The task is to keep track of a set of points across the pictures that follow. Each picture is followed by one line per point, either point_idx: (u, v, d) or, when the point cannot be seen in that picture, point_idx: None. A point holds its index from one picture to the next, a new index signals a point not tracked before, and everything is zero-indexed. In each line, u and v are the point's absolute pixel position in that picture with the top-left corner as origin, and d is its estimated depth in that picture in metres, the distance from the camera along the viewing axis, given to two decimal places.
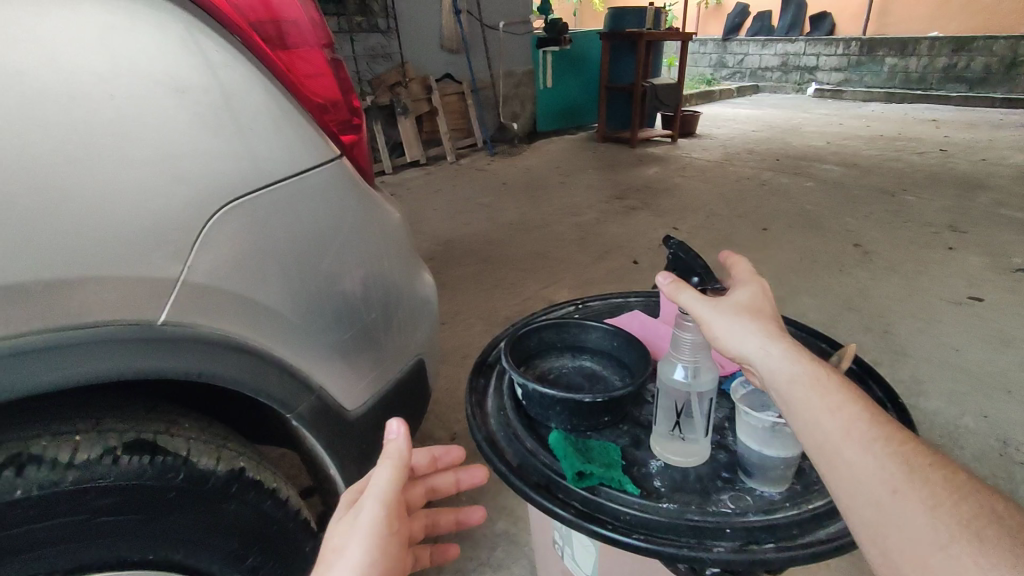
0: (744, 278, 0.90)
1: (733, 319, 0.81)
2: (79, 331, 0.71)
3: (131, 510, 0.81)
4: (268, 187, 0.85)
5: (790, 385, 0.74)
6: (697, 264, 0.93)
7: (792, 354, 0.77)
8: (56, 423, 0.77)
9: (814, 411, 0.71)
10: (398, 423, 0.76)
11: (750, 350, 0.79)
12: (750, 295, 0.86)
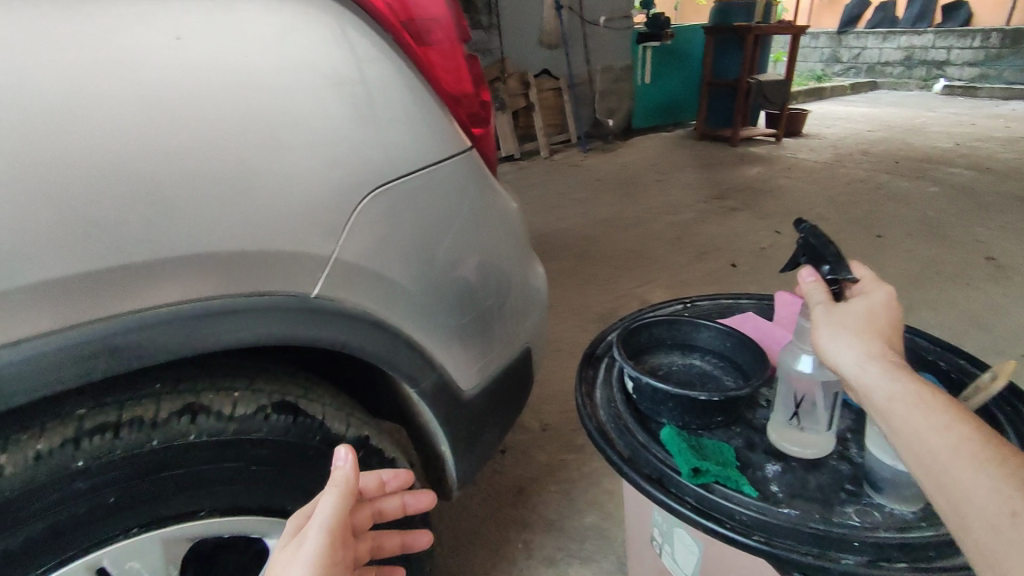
0: (875, 288, 0.82)
1: (834, 333, 0.77)
2: (254, 297, 0.76)
3: (279, 464, 0.90)
4: (409, 175, 0.91)
5: (884, 399, 0.69)
6: (831, 253, 0.86)
7: (892, 371, 0.71)
8: (219, 380, 0.86)
9: (908, 422, 0.67)
10: (345, 450, 0.75)
11: (848, 362, 0.74)
12: (870, 305, 0.79)
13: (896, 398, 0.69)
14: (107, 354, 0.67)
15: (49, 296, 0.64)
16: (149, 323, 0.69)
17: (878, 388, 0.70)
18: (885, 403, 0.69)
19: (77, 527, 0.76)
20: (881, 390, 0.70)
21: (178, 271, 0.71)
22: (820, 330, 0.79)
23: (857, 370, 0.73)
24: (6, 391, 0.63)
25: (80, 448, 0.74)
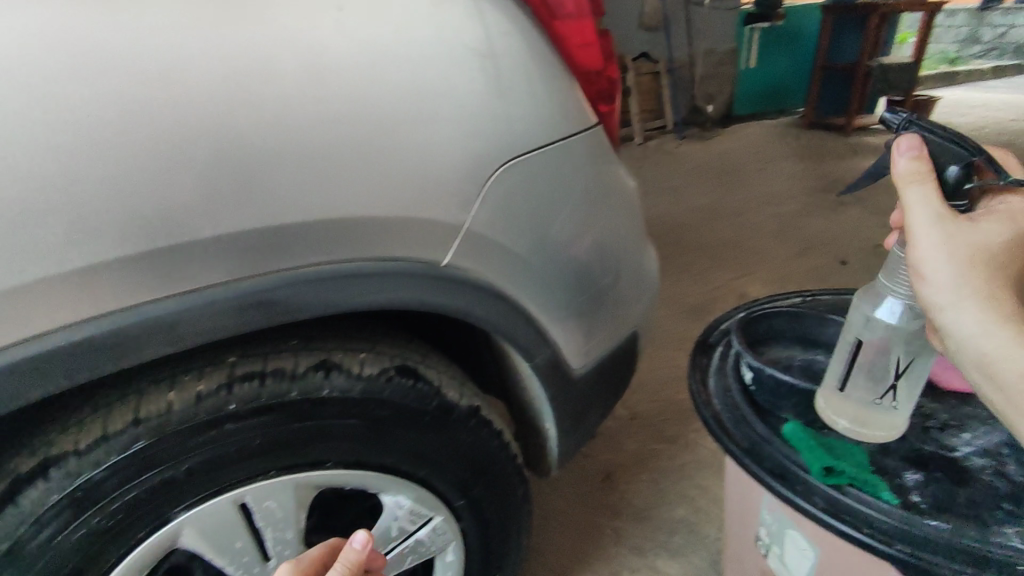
0: (997, 218, 0.73)
1: (953, 290, 0.73)
2: (392, 262, 0.79)
3: (401, 425, 0.93)
4: (536, 151, 0.91)
5: (969, 321, 0.72)
6: (969, 146, 0.75)
7: (1023, 335, 0.70)
8: (348, 341, 0.91)
9: (982, 341, 0.72)
10: (364, 536, 0.77)
11: (946, 291, 0.73)
12: (997, 238, 0.72)
13: (974, 318, 0.72)
14: (263, 305, 0.72)
15: (220, 249, 0.69)
16: (299, 279, 0.73)
17: (966, 316, 0.73)
18: (966, 327, 0.73)
19: (224, 467, 0.82)
20: (972, 317, 0.72)
21: (327, 233, 0.74)
22: (915, 261, 0.76)
23: (958, 300, 0.73)
24: (180, 335, 0.69)
25: (231, 391, 0.80)
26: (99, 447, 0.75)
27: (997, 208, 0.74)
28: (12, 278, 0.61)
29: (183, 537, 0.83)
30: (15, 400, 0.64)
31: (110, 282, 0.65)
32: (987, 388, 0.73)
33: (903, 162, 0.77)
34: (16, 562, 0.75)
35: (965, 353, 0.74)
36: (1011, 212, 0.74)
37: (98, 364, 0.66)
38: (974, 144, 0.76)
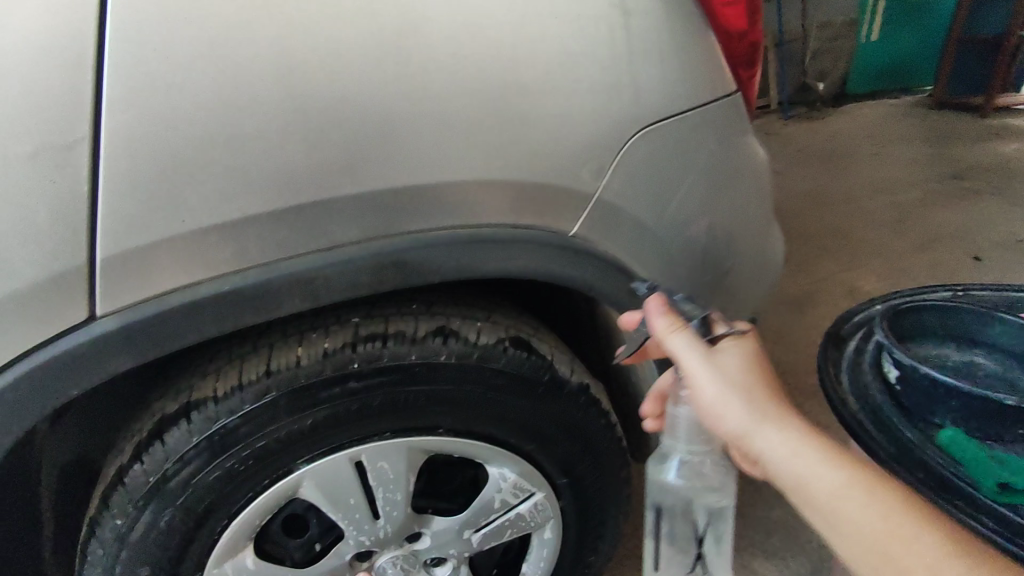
0: (732, 347, 0.73)
1: (720, 387, 0.69)
2: (520, 229, 0.77)
3: (512, 397, 0.92)
4: (672, 117, 0.86)
5: (771, 438, 0.67)
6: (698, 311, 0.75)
7: (830, 458, 0.64)
8: (464, 309, 0.91)
9: (771, 446, 0.66)
10: None
11: (754, 421, 0.68)
12: (738, 359, 0.72)
13: (779, 434, 0.66)
14: (395, 266, 0.72)
15: (358, 208, 0.69)
16: (431, 243, 0.72)
17: (774, 433, 0.67)
18: (772, 448, 0.66)
19: (345, 424, 0.83)
20: (765, 426, 0.67)
21: (459, 197, 0.73)
22: (709, 400, 0.70)
23: (744, 422, 0.68)
24: (316, 291, 0.69)
25: (356, 350, 0.82)
26: (236, 394, 0.79)
27: (736, 351, 0.72)
28: (173, 225, 0.64)
29: (304, 488, 0.86)
30: (170, 343, 0.67)
31: (258, 236, 0.66)
32: (810, 514, 0.64)
33: (658, 320, 0.75)
34: (160, 497, 0.79)
35: (782, 479, 0.67)
36: (747, 345, 0.74)
37: (243, 314, 0.68)
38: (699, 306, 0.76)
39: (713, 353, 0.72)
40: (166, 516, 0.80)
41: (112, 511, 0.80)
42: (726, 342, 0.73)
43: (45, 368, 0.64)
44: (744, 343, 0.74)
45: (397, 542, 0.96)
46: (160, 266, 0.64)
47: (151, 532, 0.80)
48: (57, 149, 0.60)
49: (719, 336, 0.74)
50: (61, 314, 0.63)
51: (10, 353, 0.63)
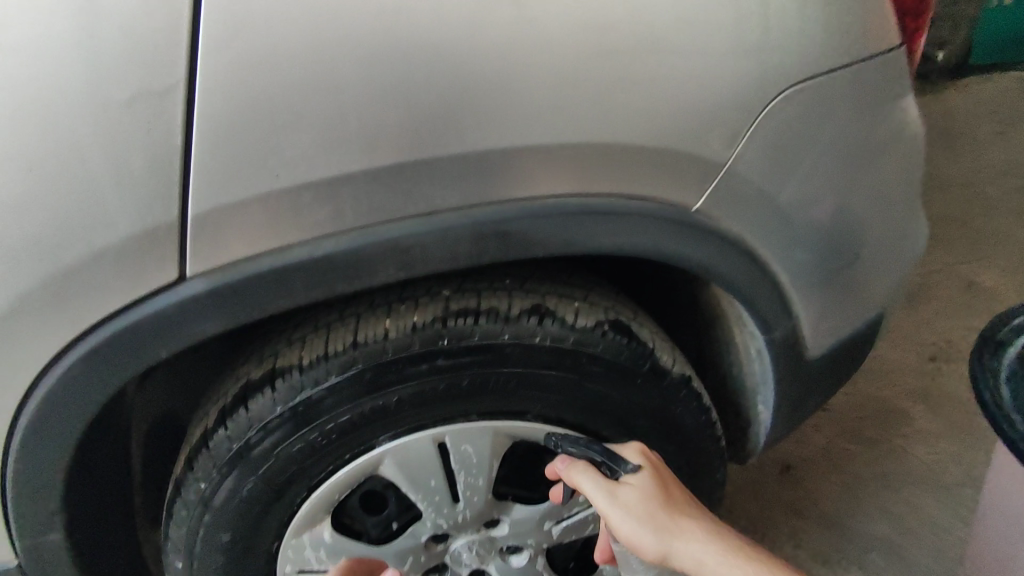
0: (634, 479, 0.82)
1: (631, 526, 0.83)
2: (637, 201, 0.67)
3: (609, 386, 0.84)
4: (822, 75, 0.72)
5: (681, 545, 0.83)
6: (599, 451, 0.83)
7: (706, 549, 0.82)
8: (560, 287, 0.84)
9: (690, 547, 0.82)
10: None
11: (663, 539, 0.83)
12: (636, 498, 0.82)
13: (689, 539, 0.83)
14: (497, 237, 0.64)
15: (462, 171, 0.62)
16: (538, 212, 0.65)
17: (689, 539, 0.82)
18: (684, 551, 0.83)
19: (430, 404, 0.78)
20: (678, 539, 0.82)
21: (573, 162, 0.64)
22: (626, 535, 0.84)
23: (667, 541, 0.83)
24: (411, 260, 0.63)
25: (446, 326, 0.76)
26: (321, 366, 0.75)
27: (643, 476, 0.83)
28: (267, 184, 0.59)
29: (384, 466, 0.82)
30: (258, 310, 0.63)
31: (354, 198, 0.61)
32: None
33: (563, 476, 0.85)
34: (243, 465, 0.77)
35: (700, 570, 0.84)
36: (649, 470, 0.83)
37: (333, 282, 0.63)
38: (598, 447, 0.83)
39: (624, 491, 0.82)
40: (248, 484, 0.78)
41: (196, 476, 0.79)
42: (628, 474, 0.82)
43: (136, 328, 0.61)
44: (645, 466, 0.84)
45: (475, 528, 0.91)
46: (253, 227, 0.60)
47: (233, 499, 0.79)
48: (151, 96, 0.56)
49: (623, 472, 0.82)
50: (151, 274, 0.60)
51: (101, 311, 0.61)
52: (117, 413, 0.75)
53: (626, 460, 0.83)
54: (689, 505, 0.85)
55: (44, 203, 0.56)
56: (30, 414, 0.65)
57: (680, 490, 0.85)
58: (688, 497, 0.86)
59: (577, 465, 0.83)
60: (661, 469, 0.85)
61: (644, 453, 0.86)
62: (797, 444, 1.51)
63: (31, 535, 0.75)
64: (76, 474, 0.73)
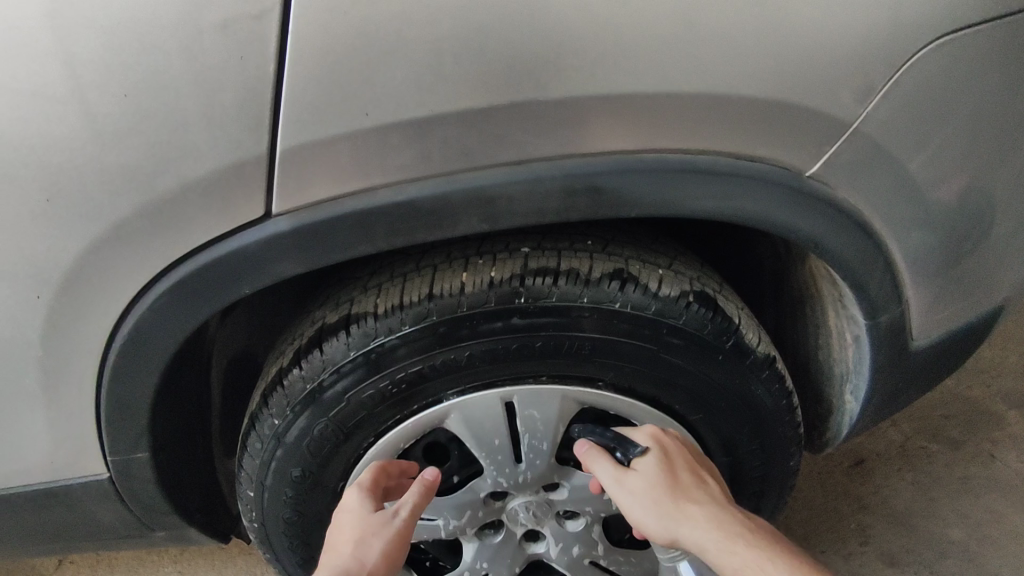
0: (642, 467, 0.79)
1: (636, 511, 0.80)
2: (745, 161, 0.61)
3: (687, 361, 0.79)
4: (988, 22, 0.61)
5: (686, 531, 0.78)
6: (609, 436, 0.81)
7: (716, 538, 0.76)
8: (644, 253, 0.79)
9: (692, 532, 0.78)
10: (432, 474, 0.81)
11: (667, 524, 0.79)
12: (644, 482, 0.79)
13: (693, 526, 0.78)
14: (589, 193, 0.60)
15: (558, 117, 0.57)
16: (635, 168, 0.60)
17: (691, 524, 0.78)
18: (689, 537, 0.78)
19: (501, 362, 0.77)
20: (682, 525, 0.78)
21: (679, 114, 0.59)
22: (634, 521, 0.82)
23: (672, 526, 0.79)
24: (495, 211, 0.60)
25: (523, 285, 0.73)
26: (395, 314, 0.74)
27: (650, 460, 0.79)
28: (356, 121, 0.56)
29: (450, 420, 0.81)
30: (339, 253, 0.62)
31: (443, 141, 0.58)
32: None
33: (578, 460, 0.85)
34: (315, 406, 0.78)
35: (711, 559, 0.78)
36: (659, 454, 0.80)
37: (415, 230, 0.61)
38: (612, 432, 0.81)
39: (630, 476, 0.80)
40: (319, 424, 0.79)
41: (270, 412, 0.81)
42: (638, 458, 0.80)
43: (221, 261, 0.62)
44: (655, 450, 0.81)
45: (535, 490, 0.90)
46: (339, 166, 0.58)
47: (304, 438, 0.80)
48: (245, 22, 0.54)
49: (632, 457, 0.80)
50: (239, 208, 0.60)
51: (190, 243, 0.61)
52: (200, 344, 0.77)
53: (636, 445, 0.81)
54: (700, 490, 0.80)
55: (141, 130, 0.57)
56: (122, 337, 0.68)
57: (693, 474, 0.80)
58: (703, 483, 0.81)
59: (590, 452, 0.82)
60: (674, 454, 0.81)
61: (656, 437, 0.82)
62: (874, 438, 1.42)
63: (122, 452, 0.79)
64: (162, 399, 0.76)
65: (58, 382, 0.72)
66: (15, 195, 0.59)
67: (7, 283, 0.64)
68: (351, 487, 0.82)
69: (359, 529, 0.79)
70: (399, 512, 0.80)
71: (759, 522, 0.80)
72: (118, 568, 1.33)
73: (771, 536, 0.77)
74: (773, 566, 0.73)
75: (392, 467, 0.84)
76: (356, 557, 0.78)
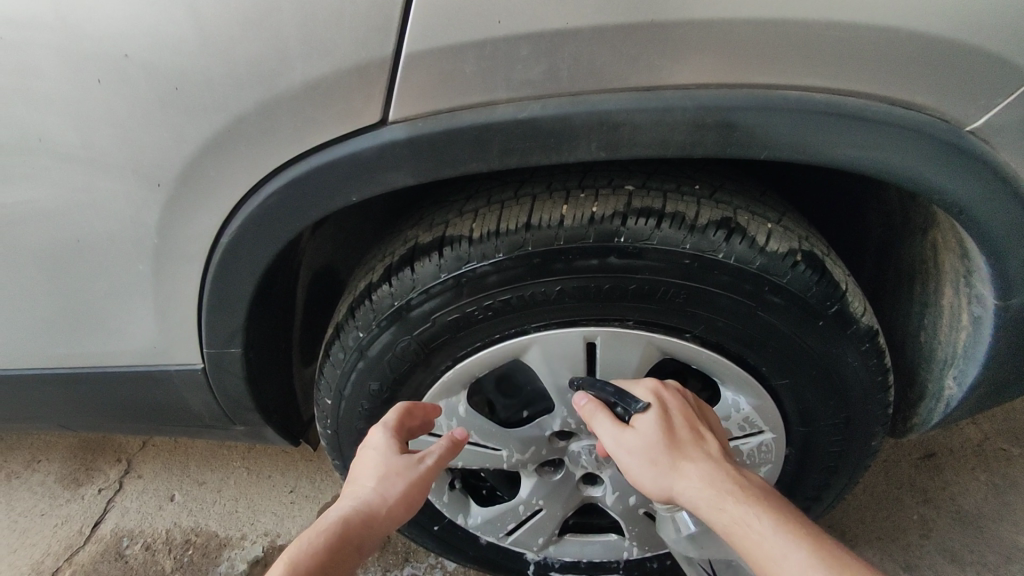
0: (639, 420, 0.73)
1: (628, 467, 0.73)
2: (897, 108, 0.56)
3: (784, 323, 0.76)
4: None
5: (681, 489, 0.70)
6: (610, 391, 0.76)
7: (710, 496, 0.68)
8: (753, 205, 0.75)
9: (686, 491, 0.69)
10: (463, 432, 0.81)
11: (663, 481, 0.71)
12: (639, 436, 0.72)
13: (688, 483, 0.69)
14: (720, 128, 0.57)
15: (701, 42, 0.53)
16: (774, 105, 0.55)
17: (686, 482, 0.69)
18: (684, 497, 0.70)
19: (590, 301, 0.75)
20: (677, 483, 0.70)
21: (836, 48, 0.53)
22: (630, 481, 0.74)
23: (665, 485, 0.71)
24: (617, 139, 0.58)
25: (625, 224, 0.70)
26: (491, 241, 0.73)
27: (650, 416, 0.73)
28: (488, 29, 0.54)
29: (529, 353, 0.81)
30: (451, 168, 0.61)
31: (575, 59, 0.55)
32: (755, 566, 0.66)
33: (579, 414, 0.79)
34: (400, 323, 0.79)
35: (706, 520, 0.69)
36: (659, 410, 0.74)
37: (531, 150, 0.59)
38: (614, 387, 0.76)
39: (626, 430, 0.73)
40: (402, 341, 0.80)
41: (356, 324, 0.82)
42: (638, 414, 0.74)
43: (332, 165, 0.62)
44: (655, 406, 0.74)
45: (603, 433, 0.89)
46: (463, 77, 0.56)
47: (386, 353, 0.82)
48: None
49: (632, 411, 0.73)
50: (359, 113, 0.59)
51: (308, 144, 0.62)
52: (296, 250, 0.79)
53: (638, 400, 0.74)
54: (699, 447, 0.72)
55: (271, 23, 0.56)
56: (231, 233, 0.70)
57: (692, 432, 0.73)
58: (704, 441, 0.73)
59: (589, 406, 0.76)
60: (674, 412, 0.74)
61: (657, 391, 0.76)
62: (950, 433, 1.34)
63: (217, 345, 0.83)
64: (259, 300, 0.79)
65: (169, 270, 0.75)
66: (146, 83, 0.61)
67: (131, 168, 0.66)
68: (377, 429, 0.80)
69: (383, 465, 0.76)
70: (425, 459, 0.78)
71: (761, 482, 0.70)
72: (194, 457, 1.44)
73: (769, 497, 0.67)
74: (761, 523, 0.64)
75: (417, 410, 0.82)
76: (378, 491, 0.74)
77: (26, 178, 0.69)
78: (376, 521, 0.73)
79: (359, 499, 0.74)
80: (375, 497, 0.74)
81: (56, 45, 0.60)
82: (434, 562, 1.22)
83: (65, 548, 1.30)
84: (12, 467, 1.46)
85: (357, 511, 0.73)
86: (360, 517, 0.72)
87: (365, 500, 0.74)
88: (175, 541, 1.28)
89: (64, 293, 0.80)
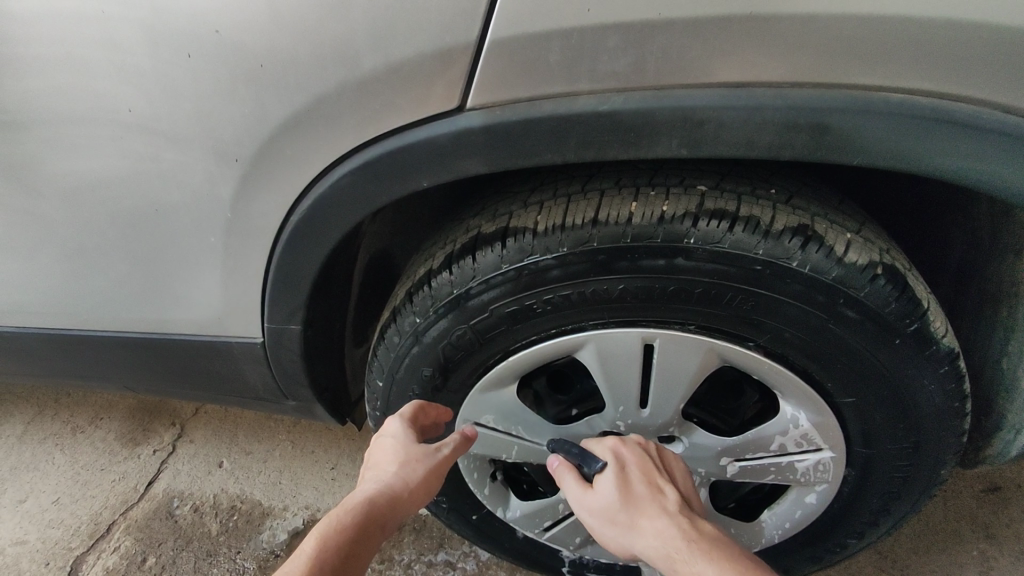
0: (598, 480, 0.76)
1: (594, 526, 0.76)
2: (1014, 117, 0.52)
3: (858, 338, 0.72)
4: None
5: (642, 547, 0.72)
6: (573, 451, 0.80)
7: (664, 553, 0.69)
8: (833, 214, 0.72)
9: (644, 549, 0.71)
10: (469, 428, 0.83)
11: (625, 541, 0.73)
12: (597, 498, 0.75)
13: (646, 542, 0.71)
14: (811, 131, 0.54)
15: (797, 39, 0.51)
16: (873, 108, 0.52)
17: (643, 540, 0.71)
18: (645, 555, 0.72)
19: (652, 302, 0.73)
20: (636, 541, 0.72)
21: (947, 50, 0.50)
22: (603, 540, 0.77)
23: (627, 543, 0.73)
24: (700, 136, 0.56)
25: (696, 225, 0.68)
26: (555, 235, 0.72)
27: (607, 476, 0.75)
28: (576, 17, 0.53)
29: (583, 351, 0.80)
30: (524, 158, 0.60)
31: (662, 52, 0.53)
32: None
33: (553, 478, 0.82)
34: (457, 311, 0.79)
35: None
36: (615, 468, 0.76)
37: (608, 144, 0.58)
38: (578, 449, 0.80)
39: (587, 492, 0.77)
40: (458, 330, 0.80)
41: (413, 309, 0.82)
42: (597, 475, 0.77)
43: (405, 151, 0.62)
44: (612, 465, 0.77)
45: (649, 438, 0.86)
46: (546, 66, 0.56)
47: (441, 340, 0.82)
48: None
49: (591, 473, 0.77)
50: (437, 98, 0.59)
51: (383, 127, 0.62)
52: (360, 233, 0.80)
53: (596, 461, 0.78)
54: (655, 502, 0.73)
55: (358, 4, 0.57)
56: (301, 211, 0.71)
57: (649, 486, 0.75)
58: (663, 495, 0.74)
59: (557, 468, 0.80)
60: (632, 469, 0.76)
61: (616, 450, 0.78)
62: (1018, 468, 1.27)
63: (278, 321, 0.85)
64: (322, 279, 0.80)
65: (239, 244, 0.77)
66: (233, 61, 0.62)
67: (211, 144, 0.68)
68: (392, 417, 0.82)
69: (403, 452, 0.78)
70: (442, 447, 0.80)
71: (717, 534, 0.70)
72: (243, 427, 1.49)
73: (722, 548, 0.68)
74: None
75: (431, 409, 0.85)
76: (400, 475, 0.76)
77: (113, 148, 0.71)
78: (399, 504, 0.75)
79: (381, 482, 0.76)
80: (397, 480, 0.76)
81: (149, 20, 0.62)
82: (468, 551, 1.22)
83: (120, 502, 1.36)
84: (77, 422, 1.54)
85: (382, 493, 0.74)
86: (385, 499, 0.74)
87: (388, 483, 0.75)
88: (222, 506, 1.33)
89: (139, 261, 0.83)
